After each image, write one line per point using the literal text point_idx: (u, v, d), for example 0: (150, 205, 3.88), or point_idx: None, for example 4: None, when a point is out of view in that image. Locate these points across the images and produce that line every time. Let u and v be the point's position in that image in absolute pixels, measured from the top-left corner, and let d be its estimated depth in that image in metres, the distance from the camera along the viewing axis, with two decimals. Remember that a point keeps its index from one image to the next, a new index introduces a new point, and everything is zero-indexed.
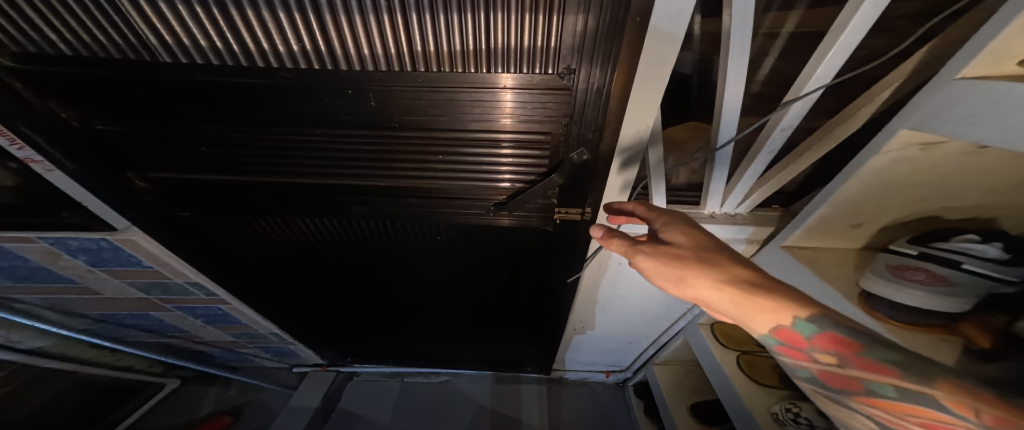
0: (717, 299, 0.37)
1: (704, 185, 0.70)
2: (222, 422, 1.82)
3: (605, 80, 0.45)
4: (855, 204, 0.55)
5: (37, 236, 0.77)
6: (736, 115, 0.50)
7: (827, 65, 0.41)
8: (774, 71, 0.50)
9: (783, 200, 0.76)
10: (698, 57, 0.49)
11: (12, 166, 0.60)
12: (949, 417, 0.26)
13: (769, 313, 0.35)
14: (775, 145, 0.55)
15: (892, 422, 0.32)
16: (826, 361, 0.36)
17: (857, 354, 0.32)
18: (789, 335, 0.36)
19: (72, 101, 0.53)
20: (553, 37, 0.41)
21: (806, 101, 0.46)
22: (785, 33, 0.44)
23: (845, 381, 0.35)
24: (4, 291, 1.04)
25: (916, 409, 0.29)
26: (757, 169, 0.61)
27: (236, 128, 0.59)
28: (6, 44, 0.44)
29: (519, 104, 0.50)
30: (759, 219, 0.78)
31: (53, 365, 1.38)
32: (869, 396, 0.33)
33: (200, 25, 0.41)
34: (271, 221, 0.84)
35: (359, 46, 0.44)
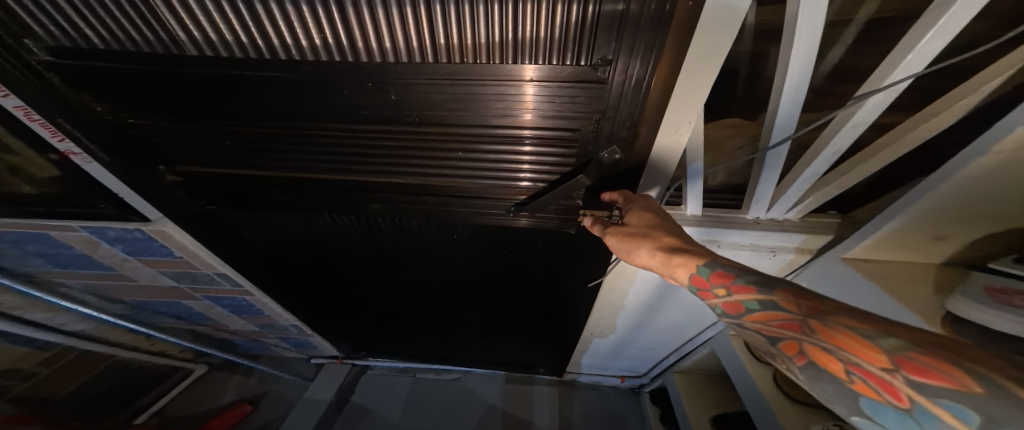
0: (655, 263, 0.44)
1: (750, 187, 0.65)
2: (241, 411, 1.88)
3: (644, 72, 0.42)
4: (940, 212, 0.50)
5: (79, 225, 0.79)
6: (796, 110, 0.45)
7: (920, 52, 0.35)
8: (840, 62, 0.46)
9: (840, 206, 0.71)
10: (750, 50, 0.45)
11: (53, 158, 0.63)
12: (787, 314, 0.30)
13: (683, 266, 0.40)
14: (842, 142, 0.49)
15: (764, 333, 0.33)
16: (720, 293, 0.37)
17: (732, 281, 0.36)
18: (698, 280, 0.39)
19: (105, 93, 0.55)
20: (587, 25, 0.38)
21: (889, 93, 0.40)
22: (860, 18, 0.40)
23: (731, 306, 0.36)
24: (50, 276, 1.10)
25: (774, 315, 0.32)
26: (817, 169, 0.55)
27: (264, 123, 0.60)
28: (44, 38, 0.45)
29: (545, 98, 0.48)
30: (811, 226, 0.72)
31: (93, 347, 1.46)
32: (747, 314, 0.35)
33: (223, 17, 0.41)
34: (293, 216, 0.85)
35: (380, 39, 0.43)
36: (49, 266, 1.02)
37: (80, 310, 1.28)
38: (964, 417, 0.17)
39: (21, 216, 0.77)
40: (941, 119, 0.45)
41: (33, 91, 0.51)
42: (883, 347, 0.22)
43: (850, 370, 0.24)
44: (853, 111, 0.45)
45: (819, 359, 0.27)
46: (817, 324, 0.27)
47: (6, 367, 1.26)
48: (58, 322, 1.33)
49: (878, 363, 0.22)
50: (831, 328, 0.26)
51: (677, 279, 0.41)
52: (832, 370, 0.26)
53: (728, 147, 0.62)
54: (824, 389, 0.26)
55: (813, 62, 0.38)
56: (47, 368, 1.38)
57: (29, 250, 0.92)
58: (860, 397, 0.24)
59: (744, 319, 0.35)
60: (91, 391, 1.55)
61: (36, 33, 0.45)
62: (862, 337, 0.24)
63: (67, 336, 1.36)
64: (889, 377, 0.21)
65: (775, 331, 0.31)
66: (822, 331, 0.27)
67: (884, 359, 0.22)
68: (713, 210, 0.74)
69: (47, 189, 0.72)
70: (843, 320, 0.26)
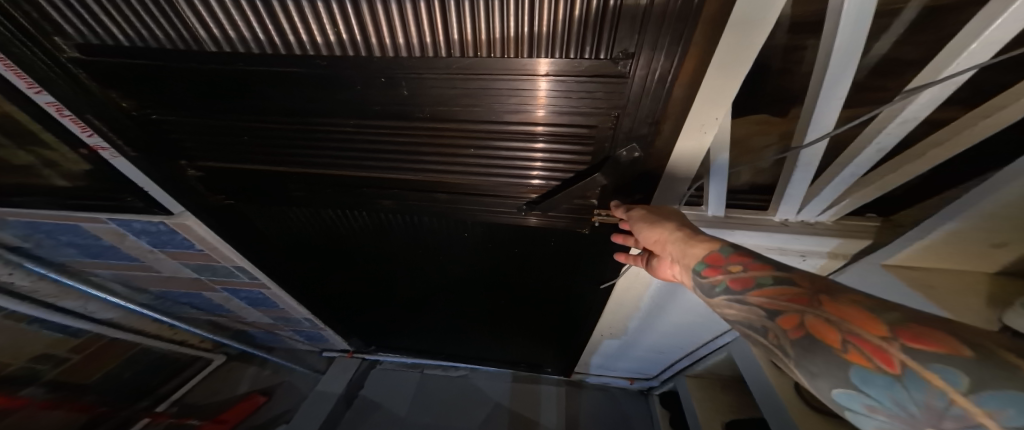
0: (673, 238, 0.44)
1: (779, 187, 0.62)
2: (256, 402, 1.93)
3: (668, 65, 0.40)
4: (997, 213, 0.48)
5: (107, 217, 0.82)
6: (838, 106, 0.42)
7: (985, 42, 0.33)
8: (886, 53, 0.43)
9: (881, 208, 0.67)
10: (784, 43, 0.43)
11: (83, 152, 0.65)
12: (797, 289, 0.29)
13: (703, 244, 0.39)
14: (887, 139, 0.47)
15: (764, 307, 0.30)
16: (732, 269, 0.35)
17: (752, 260, 0.35)
18: (714, 258, 0.37)
19: (128, 88, 0.56)
20: (607, 17, 0.37)
21: (945, 86, 0.38)
22: (913, 6, 0.36)
23: (737, 282, 0.33)
24: (82, 265, 1.15)
25: (784, 290, 0.29)
26: (858, 169, 0.53)
27: (282, 120, 0.60)
28: (73, 35, 0.47)
29: (561, 94, 0.46)
30: (846, 230, 0.69)
31: (120, 335, 1.53)
32: (753, 290, 0.32)
33: (241, 14, 0.42)
34: (309, 212, 0.86)
35: (393, 35, 0.43)
36: (81, 256, 1.07)
37: (108, 298, 1.34)
38: (950, 378, 0.16)
39: (55, 207, 0.80)
40: (996, 118, 0.42)
41: (63, 87, 0.53)
42: (887, 320, 0.22)
43: (845, 339, 0.22)
44: (901, 106, 0.43)
45: (818, 331, 0.25)
46: (827, 300, 0.26)
47: (41, 351, 1.33)
48: (89, 309, 1.38)
49: (876, 332, 0.21)
50: (842, 304, 0.25)
51: (691, 253, 0.40)
52: (827, 341, 0.24)
53: (754, 146, 0.60)
54: (814, 362, 0.24)
55: (858, 54, 0.35)
56: (78, 355, 1.45)
57: (63, 240, 0.96)
58: (845, 368, 0.22)
59: (748, 294, 0.32)
60: (117, 376, 1.62)
61: (66, 31, 0.46)
62: (873, 314, 0.23)
63: (96, 324, 1.42)
64: (886, 346, 0.20)
65: (779, 304, 0.29)
66: (831, 306, 0.25)
67: (884, 330, 0.21)
68: (736, 212, 0.71)
69: (80, 182, 0.75)
70: (854, 298, 0.25)
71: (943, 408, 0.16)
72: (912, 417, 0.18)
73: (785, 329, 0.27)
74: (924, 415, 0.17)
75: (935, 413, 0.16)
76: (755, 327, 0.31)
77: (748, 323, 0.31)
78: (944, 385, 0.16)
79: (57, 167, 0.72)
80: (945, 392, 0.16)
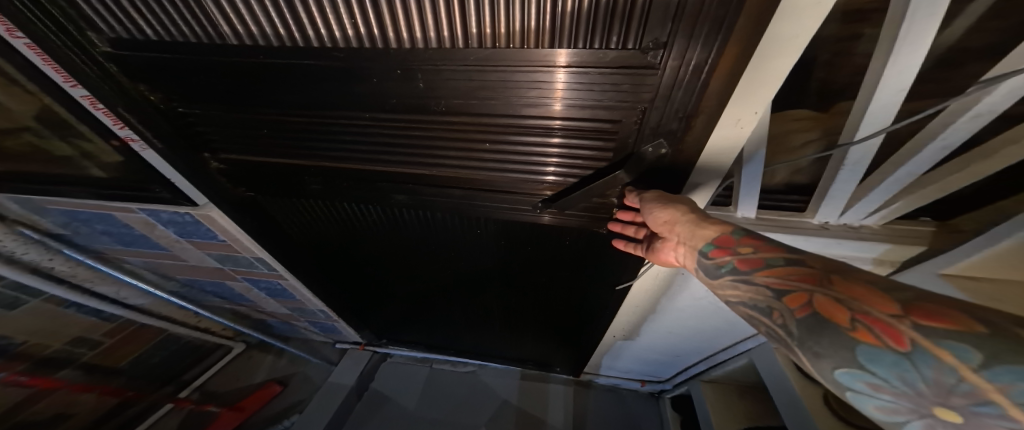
0: (683, 218, 0.41)
1: (821, 186, 0.59)
2: (272, 391, 1.98)
3: (705, 56, 0.38)
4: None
5: (137, 207, 0.84)
6: (901, 98, 0.39)
7: None
8: (951, 45, 0.41)
9: (934, 211, 0.63)
10: (836, 33, 0.40)
11: (115, 144, 0.67)
12: (807, 269, 0.27)
13: (714, 225, 0.37)
14: (954, 136, 0.43)
15: (770, 287, 0.28)
16: (741, 250, 0.32)
17: (765, 243, 0.32)
18: (724, 240, 0.35)
19: (156, 83, 0.58)
20: (638, 5, 0.35)
21: None
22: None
23: (746, 262, 0.31)
24: (115, 252, 1.20)
25: (796, 269, 0.27)
26: (915, 169, 0.49)
27: (305, 113, 0.61)
28: (106, 31, 0.49)
29: (583, 86, 0.45)
30: (895, 234, 0.64)
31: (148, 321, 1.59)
32: (762, 270, 0.30)
33: (260, 7, 0.42)
34: (328, 206, 0.87)
35: (410, 27, 0.42)
36: (115, 244, 1.12)
37: (139, 285, 1.39)
38: (960, 354, 0.16)
39: (91, 197, 0.84)
40: None
41: (96, 82, 0.55)
42: (899, 299, 0.21)
43: (853, 316, 0.21)
44: (975, 98, 0.38)
45: (823, 309, 0.23)
46: (838, 278, 0.24)
47: (77, 334, 1.40)
48: (121, 295, 1.44)
49: (886, 309, 0.20)
50: (853, 283, 0.23)
51: (699, 233, 0.37)
52: (833, 319, 0.22)
53: (790, 143, 0.57)
54: (817, 340, 0.23)
55: (930, 39, 0.32)
56: (110, 339, 1.52)
57: (98, 228, 1.00)
58: (854, 345, 0.21)
59: (755, 274, 0.30)
60: (145, 361, 1.69)
61: (99, 27, 0.49)
62: (884, 293, 0.22)
63: (127, 310, 1.48)
64: (896, 324, 0.19)
65: (788, 283, 0.27)
66: (842, 284, 0.24)
67: (894, 308, 0.20)
68: (769, 213, 0.68)
69: (116, 173, 0.78)
70: (866, 278, 0.23)
71: (952, 384, 0.16)
72: (918, 394, 0.17)
73: (790, 308, 0.26)
74: (932, 391, 0.17)
75: (944, 389, 0.16)
76: (758, 306, 0.29)
77: (752, 304, 0.30)
78: (954, 360, 0.16)
79: (95, 158, 0.75)
80: (955, 368, 0.16)
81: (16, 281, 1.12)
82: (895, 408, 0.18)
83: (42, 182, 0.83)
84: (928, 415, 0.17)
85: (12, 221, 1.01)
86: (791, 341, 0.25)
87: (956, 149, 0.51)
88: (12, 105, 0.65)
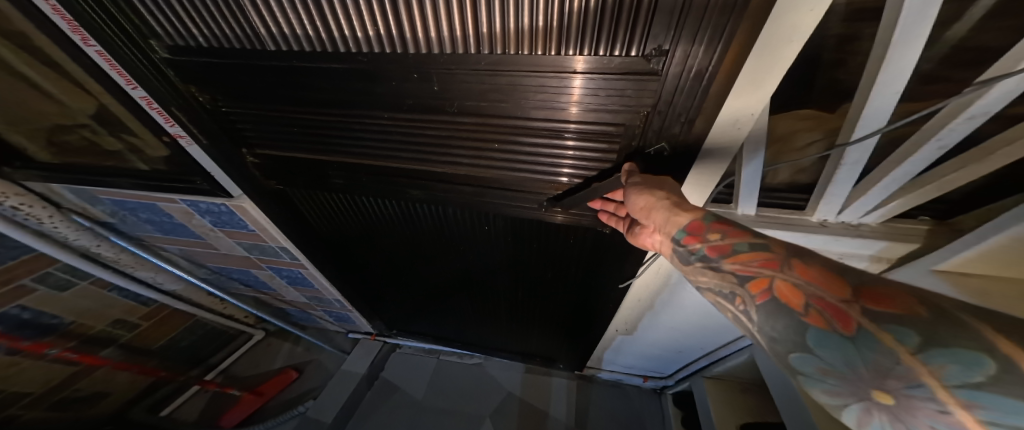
0: (660, 204, 0.40)
1: (821, 185, 0.60)
2: (289, 377, 2.04)
3: (706, 62, 0.40)
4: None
5: (179, 197, 0.90)
6: (894, 101, 0.40)
7: None
8: (959, 42, 0.40)
9: (937, 210, 0.63)
10: (839, 31, 0.41)
11: (165, 140, 0.72)
12: (770, 253, 0.29)
13: (688, 211, 0.37)
14: (950, 138, 0.43)
15: (736, 273, 0.30)
16: (712, 237, 0.33)
17: (732, 227, 0.33)
18: (695, 226, 0.35)
19: (204, 85, 0.62)
20: (642, 11, 0.37)
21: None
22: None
23: (716, 249, 0.33)
24: (154, 240, 1.27)
25: (759, 255, 0.29)
26: (912, 169, 0.50)
27: (326, 111, 0.64)
28: (165, 38, 0.55)
29: (589, 91, 0.47)
30: (894, 232, 0.65)
31: (182, 307, 1.68)
32: (729, 256, 0.31)
33: (297, 8, 0.45)
34: (345, 199, 0.91)
35: (426, 29, 0.45)
36: (155, 232, 1.19)
37: (173, 271, 1.46)
38: (898, 335, 0.18)
39: (136, 187, 0.89)
40: None
41: (154, 84, 0.60)
42: (853, 282, 0.23)
43: (808, 302, 0.24)
44: (971, 100, 0.39)
45: (783, 295, 0.26)
46: (798, 262, 0.26)
47: (117, 316, 1.49)
48: (158, 280, 1.51)
49: (840, 294, 0.22)
50: (812, 266, 0.25)
51: (673, 220, 0.37)
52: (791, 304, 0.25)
53: (795, 142, 0.57)
54: (774, 325, 0.26)
55: (921, 45, 0.34)
56: (146, 322, 1.61)
57: (142, 217, 1.07)
58: (810, 328, 0.23)
59: (722, 261, 0.32)
60: (175, 343, 1.79)
61: (160, 34, 0.54)
62: (836, 275, 0.24)
63: (162, 295, 1.57)
64: (846, 307, 0.22)
65: (753, 269, 0.29)
66: (801, 268, 0.26)
67: (847, 293, 0.22)
68: (769, 211, 0.70)
69: (160, 166, 0.84)
70: (824, 260, 0.25)
71: (891, 366, 0.18)
72: (856, 375, 0.20)
73: (754, 293, 0.28)
74: (868, 372, 0.19)
75: (881, 373, 0.19)
76: (724, 291, 0.32)
77: (721, 290, 0.32)
78: (894, 343, 0.18)
79: (141, 152, 0.81)
80: (893, 350, 0.18)
81: (68, 264, 1.21)
82: (839, 391, 0.21)
83: (89, 173, 0.89)
84: (865, 397, 0.20)
85: (66, 208, 1.12)
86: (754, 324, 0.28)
87: (961, 148, 0.51)
88: (71, 100, 0.71)
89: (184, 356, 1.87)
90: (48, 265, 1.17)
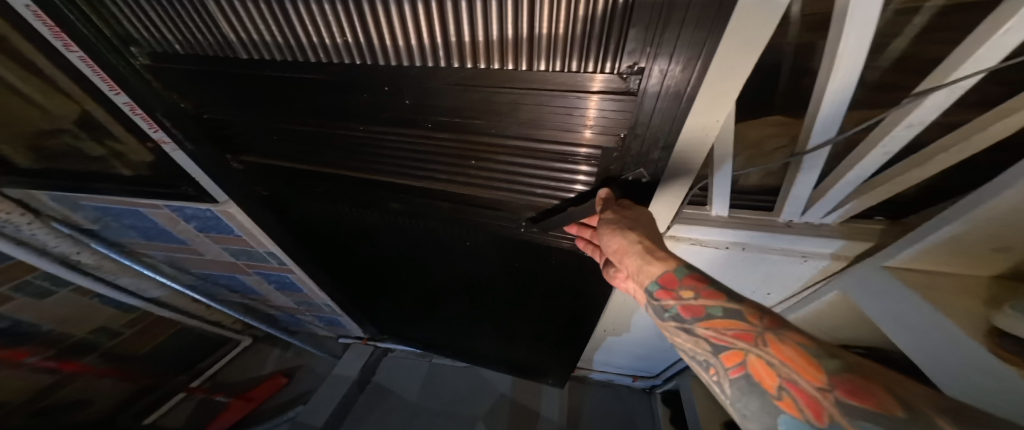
0: (632, 249, 0.40)
1: (785, 188, 0.62)
2: (278, 382, 2.01)
3: (688, 80, 0.36)
4: (1006, 224, 0.45)
5: (164, 203, 0.89)
6: (842, 109, 0.43)
7: (994, 47, 0.31)
8: (905, 55, 0.43)
9: (888, 212, 0.66)
10: (797, 41, 0.43)
11: (150, 145, 0.72)
12: (744, 323, 0.29)
13: (662, 260, 0.37)
14: (893, 144, 0.46)
15: (711, 341, 0.31)
16: (685, 295, 0.34)
17: (704, 285, 0.34)
18: (668, 278, 0.36)
19: (188, 89, 0.61)
20: (615, 22, 0.31)
21: (952, 90, 0.36)
22: (930, 6, 0.36)
23: (688, 310, 0.33)
24: (139, 246, 1.24)
25: (732, 323, 0.30)
26: (863, 172, 0.52)
27: (298, 118, 0.62)
28: (145, 43, 0.53)
29: (563, 111, 0.43)
30: (852, 232, 0.68)
31: (166, 314, 1.64)
32: (703, 320, 0.32)
33: (267, 17, 0.42)
34: (330, 205, 0.90)
35: (392, 38, 0.40)
36: (139, 238, 1.16)
37: (157, 276, 1.43)
38: None
39: (119, 193, 0.88)
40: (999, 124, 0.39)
41: (138, 87, 0.60)
42: (826, 368, 0.23)
43: (784, 386, 0.24)
44: (909, 110, 0.41)
45: (757, 372, 0.26)
46: (772, 337, 0.27)
47: (100, 324, 1.46)
48: (140, 287, 1.48)
49: (815, 381, 0.23)
50: (785, 345, 0.26)
51: (646, 270, 0.37)
52: (765, 384, 0.26)
53: (765, 148, 0.60)
54: (748, 403, 0.27)
55: (861, 62, 0.35)
56: (131, 329, 1.58)
57: (126, 222, 1.05)
58: (783, 413, 0.24)
59: (696, 324, 0.33)
60: (161, 350, 1.76)
61: (139, 40, 0.53)
62: (807, 354, 0.25)
63: (146, 302, 1.53)
64: (819, 396, 0.22)
65: (726, 338, 0.30)
66: (774, 345, 0.26)
67: (821, 378, 0.23)
68: (741, 212, 0.72)
69: (142, 171, 0.83)
70: (795, 337, 0.27)
71: None
72: None
73: (727, 366, 0.29)
74: None
75: None
76: (699, 359, 0.32)
77: (696, 354, 0.33)
78: None
79: (124, 157, 0.80)
80: None
81: (50, 271, 1.17)
82: None
83: (69, 179, 0.87)
84: None
85: (45, 215, 1.05)
86: (727, 398, 0.29)
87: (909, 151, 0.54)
88: (49, 105, 0.70)
89: (172, 362, 1.84)
90: (25, 274, 1.14)
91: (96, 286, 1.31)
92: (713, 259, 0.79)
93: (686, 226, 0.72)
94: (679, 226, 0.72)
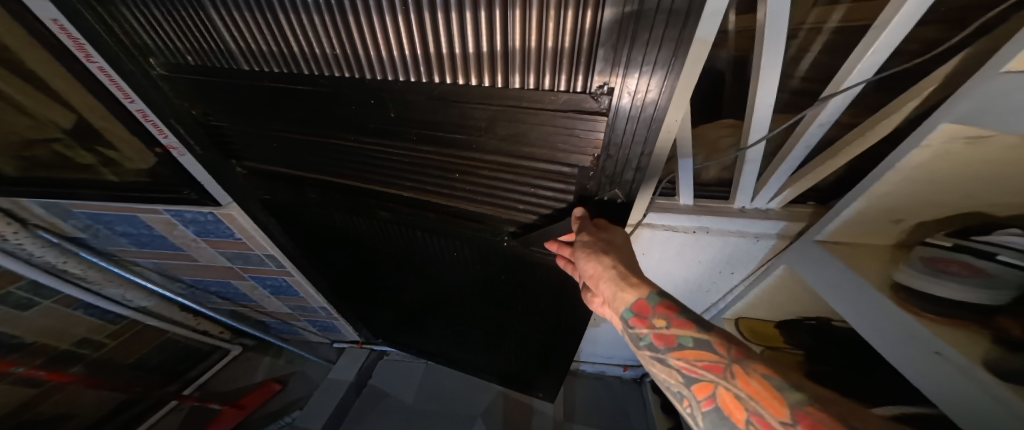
0: (607, 275, 0.44)
1: (737, 179, 0.71)
2: (272, 388, 1.95)
3: (654, 97, 0.41)
4: (891, 196, 0.54)
5: (162, 208, 0.89)
6: (769, 112, 0.50)
7: (868, 62, 0.40)
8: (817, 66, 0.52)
9: (818, 196, 0.77)
10: (733, 53, 0.51)
11: (157, 151, 0.74)
12: (715, 355, 0.31)
13: (636, 287, 0.41)
14: (812, 139, 0.55)
15: (684, 372, 0.34)
16: (658, 324, 0.37)
17: (676, 314, 0.37)
18: (641, 306, 0.39)
19: (194, 98, 0.62)
20: (584, 48, 0.36)
21: (845, 96, 0.45)
22: (829, 26, 0.45)
23: (662, 339, 0.37)
24: (126, 254, 1.20)
25: (703, 355, 0.32)
26: (792, 163, 0.61)
27: (288, 126, 0.64)
28: (160, 59, 0.55)
29: (540, 125, 0.47)
30: (791, 214, 0.78)
31: (152, 322, 1.60)
32: (676, 350, 0.35)
33: (266, 30, 0.45)
34: (324, 211, 0.92)
35: (376, 49, 0.44)
36: (128, 246, 1.13)
37: (145, 284, 1.38)
38: None
39: (112, 199, 0.87)
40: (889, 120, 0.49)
41: (151, 96, 0.62)
42: (786, 398, 0.24)
43: (750, 418, 0.25)
44: (820, 112, 0.50)
45: (728, 407, 0.28)
46: (738, 369, 0.29)
47: (82, 336, 1.42)
48: (127, 297, 1.45)
49: (778, 414, 0.23)
50: (750, 376, 0.27)
51: (621, 297, 0.41)
52: (735, 417, 0.27)
53: (720, 145, 0.68)
54: None
55: (776, 75, 0.43)
56: (114, 341, 1.53)
57: (118, 230, 1.03)
58: None
59: (669, 354, 0.36)
60: (145, 362, 1.70)
61: (154, 57, 0.55)
62: (771, 386, 0.25)
63: (132, 311, 1.50)
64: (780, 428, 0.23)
65: (699, 370, 0.32)
66: (741, 377, 0.28)
67: (784, 411, 0.23)
68: (704, 201, 0.81)
69: (137, 179, 0.83)
70: (761, 368, 0.27)
71: None
72: None
73: (700, 398, 0.31)
74: None
75: None
76: (676, 390, 0.35)
77: (673, 384, 0.36)
78: None
79: (117, 165, 0.80)
80: None
81: (35, 281, 1.16)
82: None
83: (54, 186, 0.85)
84: None
85: (31, 224, 1.03)
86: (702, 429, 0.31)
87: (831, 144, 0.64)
88: (39, 113, 0.69)
89: (157, 373, 1.78)
90: (8, 284, 1.12)
91: (83, 296, 1.30)
92: (684, 244, 0.86)
93: (658, 214, 0.79)
94: (652, 214, 0.79)
